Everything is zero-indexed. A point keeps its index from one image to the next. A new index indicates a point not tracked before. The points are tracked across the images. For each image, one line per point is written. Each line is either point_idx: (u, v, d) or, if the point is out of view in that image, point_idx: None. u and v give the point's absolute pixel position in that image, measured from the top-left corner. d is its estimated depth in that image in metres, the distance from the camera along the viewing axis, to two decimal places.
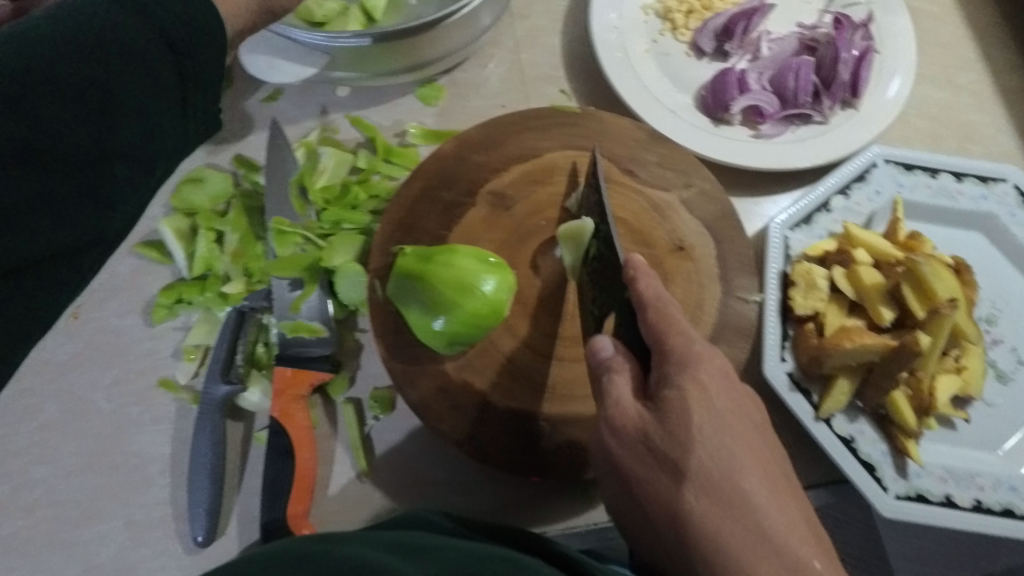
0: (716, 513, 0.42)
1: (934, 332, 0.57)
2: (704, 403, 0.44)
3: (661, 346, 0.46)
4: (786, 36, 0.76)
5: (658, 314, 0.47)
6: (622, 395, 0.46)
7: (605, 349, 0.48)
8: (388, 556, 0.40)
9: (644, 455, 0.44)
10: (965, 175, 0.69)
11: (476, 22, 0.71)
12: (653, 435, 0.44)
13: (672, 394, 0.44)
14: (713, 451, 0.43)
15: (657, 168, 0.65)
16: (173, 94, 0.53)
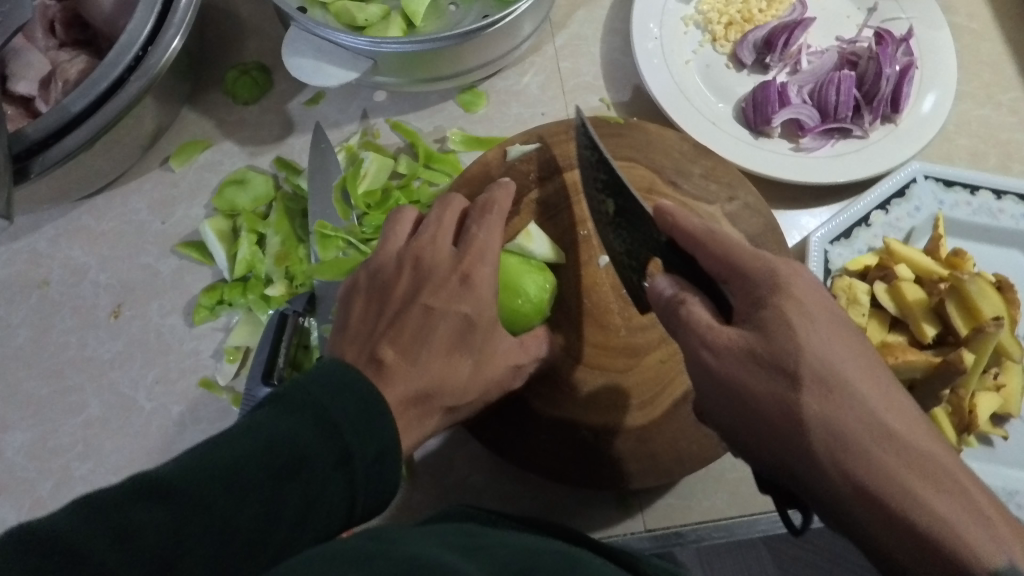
0: (838, 411, 0.42)
1: (977, 350, 0.57)
2: (801, 314, 0.44)
3: (735, 272, 0.47)
4: (826, 50, 0.76)
5: (720, 247, 0.48)
6: (714, 322, 0.46)
7: (668, 286, 0.49)
8: (451, 555, 0.37)
9: (753, 369, 0.44)
10: (1006, 192, 0.69)
11: (520, 31, 0.72)
12: (762, 347, 0.44)
13: (766, 314, 0.45)
14: (819, 349, 0.43)
15: (702, 180, 0.66)
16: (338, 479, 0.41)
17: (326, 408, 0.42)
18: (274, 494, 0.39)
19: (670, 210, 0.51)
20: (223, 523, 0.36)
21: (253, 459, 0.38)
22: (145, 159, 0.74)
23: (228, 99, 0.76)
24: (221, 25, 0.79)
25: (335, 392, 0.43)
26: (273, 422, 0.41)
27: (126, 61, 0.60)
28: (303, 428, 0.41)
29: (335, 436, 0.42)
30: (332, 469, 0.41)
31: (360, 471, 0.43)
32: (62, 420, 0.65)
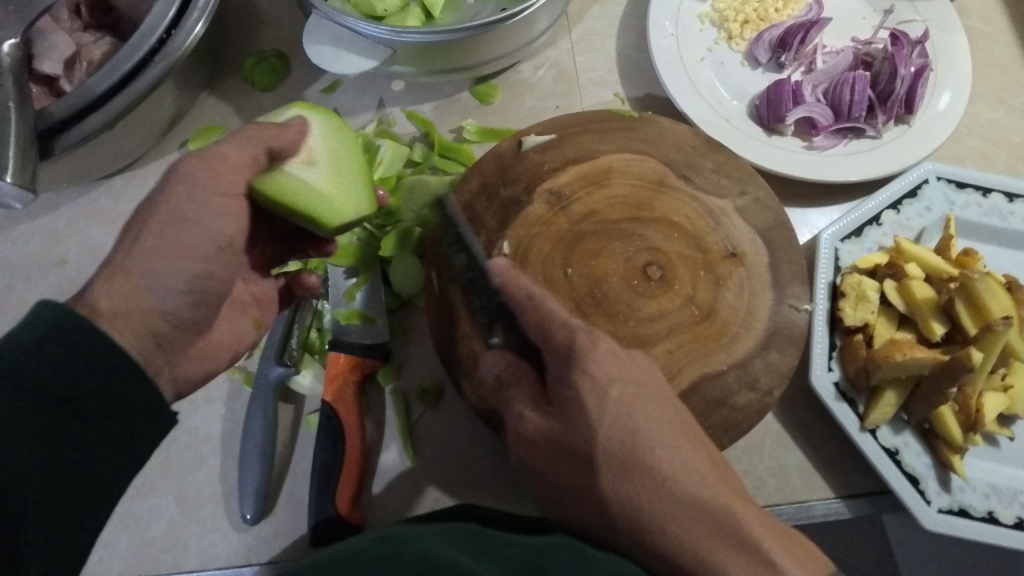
0: (625, 494, 0.46)
1: (986, 348, 0.57)
2: (596, 393, 0.49)
3: (547, 343, 0.53)
4: (841, 50, 0.76)
5: (536, 311, 0.54)
6: (527, 410, 0.52)
7: (494, 364, 0.57)
8: (461, 554, 0.39)
9: (564, 460, 0.48)
10: (1017, 195, 0.69)
11: (535, 24, 0.72)
12: (564, 434, 0.49)
13: (568, 394, 0.50)
14: (615, 430, 0.48)
15: (713, 175, 0.66)
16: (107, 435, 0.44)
17: (72, 361, 0.42)
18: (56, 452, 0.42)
19: (503, 270, 0.58)
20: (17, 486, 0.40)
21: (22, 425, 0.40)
22: (163, 143, 0.75)
23: (245, 86, 0.77)
24: (240, 13, 0.80)
25: (77, 345, 0.43)
26: (22, 391, 0.41)
27: (150, 44, 0.61)
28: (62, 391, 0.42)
29: (72, 398, 0.43)
30: (96, 426, 0.44)
31: (122, 410, 0.45)
32: None
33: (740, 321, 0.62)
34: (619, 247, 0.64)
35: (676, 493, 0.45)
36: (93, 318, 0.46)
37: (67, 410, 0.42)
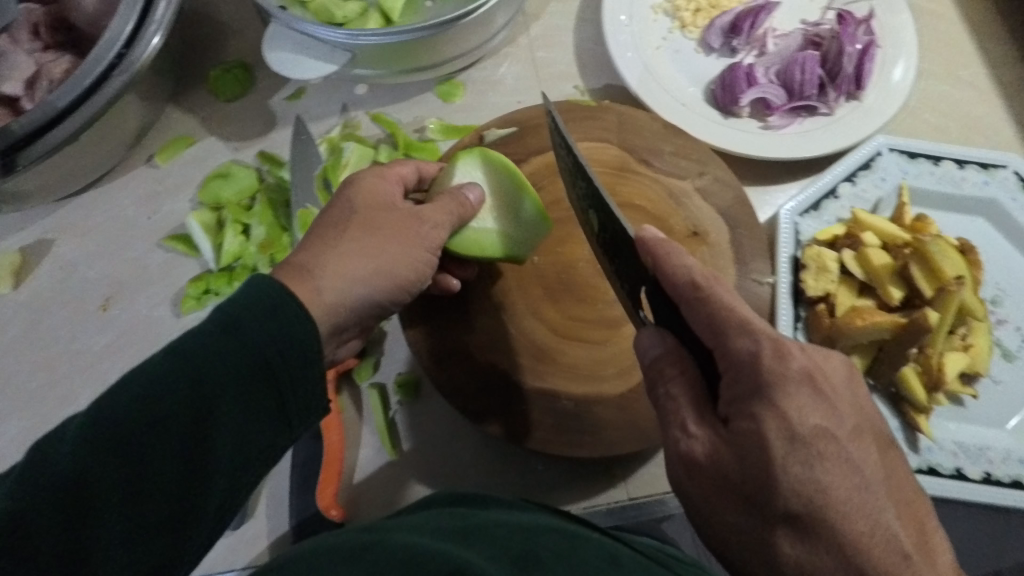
0: (804, 549, 0.39)
1: (942, 308, 0.59)
2: (786, 432, 0.39)
3: (721, 351, 0.42)
4: (791, 32, 0.79)
5: (706, 308, 0.42)
6: (688, 422, 0.42)
7: (654, 346, 0.45)
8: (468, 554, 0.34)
9: (729, 495, 0.40)
10: (967, 162, 0.72)
11: (493, 21, 0.74)
12: (743, 463, 0.39)
13: (748, 425, 0.40)
14: (805, 473, 0.38)
15: (673, 157, 0.68)
16: (264, 401, 0.40)
17: (255, 316, 0.40)
18: (210, 406, 0.38)
19: (653, 247, 0.44)
20: (142, 438, 0.36)
21: (166, 377, 0.38)
22: (131, 157, 0.75)
23: (211, 97, 0.78)
24: (203, 26, 0.81)
25: (258, 319, 0.40)
26: (183, 363, 0.38)
27: (109, 58, 0.62)
28: (219, 338, 0.40)
29: (271, 370, 0.40)
30: (261, 393, 0.40)
31: (298, 379, 0.41)
32: (55, 411, 0.66)
33: None
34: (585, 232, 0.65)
35: (874, 575, 0.37)
36: (231, 332, 0.40)
37: (257, 370, 0.40)
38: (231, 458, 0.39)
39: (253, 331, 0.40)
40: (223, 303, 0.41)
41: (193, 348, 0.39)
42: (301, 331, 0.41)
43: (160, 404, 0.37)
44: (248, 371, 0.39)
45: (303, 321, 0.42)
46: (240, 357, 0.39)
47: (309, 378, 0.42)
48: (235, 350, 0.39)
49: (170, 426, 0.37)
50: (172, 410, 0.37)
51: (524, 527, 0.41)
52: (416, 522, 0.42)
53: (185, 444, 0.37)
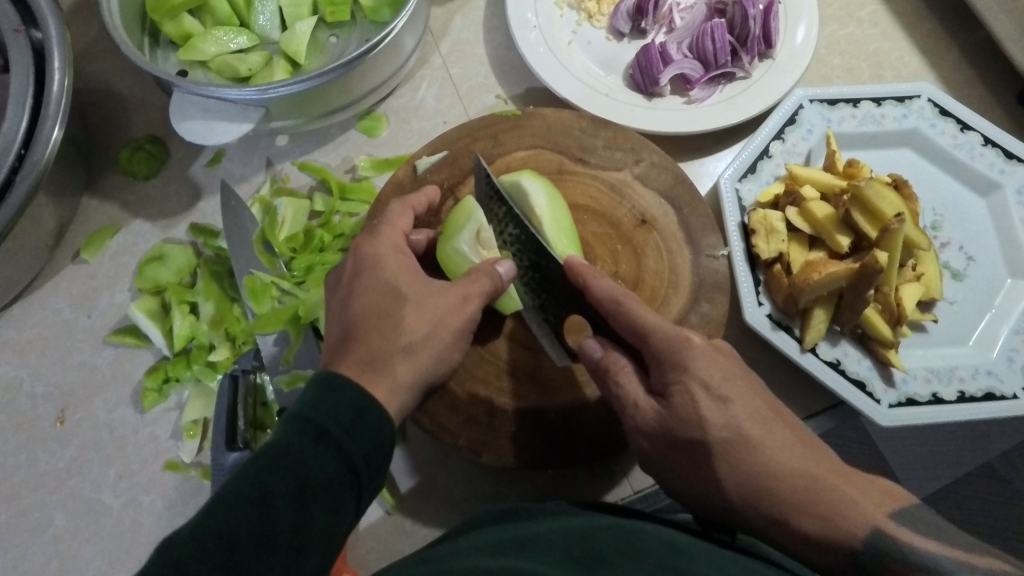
0: (735, 467, 0.46)
1: (889, 248, 0.61)
2: (705, 387, 0.48)
3: (644, 343, 0.51)
4: (694, 4, 0.80)
5: (626, 317, 0.51)
6: (634, 396, 0.51)
7: (596, 350, 0.54)
8: (511, 559, 0.37)
9: (676, 446, 0.49)
10: (884, 99, 0.74)
11: (402, 48, 0.72)
12: (678, 423, 0.48)
13: (675, 386, 0.48)
14: (725, 416, 0.47)
15: (607, 151, 0.68)
16: (350, 496, 0.40)
17: (340, 415, 0.41)
18: (308, 509, 0.38)
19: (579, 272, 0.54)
20: (249, 549, 0.35)
21: (266, 483, 0.37)
22: (55, 258, 0.71)
23: (126, 178, 0.74)
24: (103, 106, 0.77)
25: (336, 410, 0.42)
26: (283, 464, 0.38)
27: (9, 164, 0.59)
28: (313, 440, 0.40)
29: (352, 463, 0.41)
30: (346, 487, 0.40)
31: (376, 475, 0.42)
32: (30, 541, 0.62)
33: (666, 283, 0.63)
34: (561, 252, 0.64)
35: (793, 473, 0.45)
36: (319, 416, 0.41)
37: (344, 468, 0.40)
38: (324, 560, 0.39)
39: (335, 421, 0.41)
40: (302, 403, 0.42)
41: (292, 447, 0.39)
42: (380, 416, 0.43)
43: (264, 510, 0.37)
44: (339, 470, 0.40)
45: (379, 418, 0.43)
46: (331, 455, 0.40)
47: (382, 461, 0.43)
48: (326, 450, 0.40)
49: (274, 530, 0.36)
50: (272, 517, 0.37)
51: (581, 530, 0.42)
52: (473, 544, 0.42)
53: (287, 552, 0.37)
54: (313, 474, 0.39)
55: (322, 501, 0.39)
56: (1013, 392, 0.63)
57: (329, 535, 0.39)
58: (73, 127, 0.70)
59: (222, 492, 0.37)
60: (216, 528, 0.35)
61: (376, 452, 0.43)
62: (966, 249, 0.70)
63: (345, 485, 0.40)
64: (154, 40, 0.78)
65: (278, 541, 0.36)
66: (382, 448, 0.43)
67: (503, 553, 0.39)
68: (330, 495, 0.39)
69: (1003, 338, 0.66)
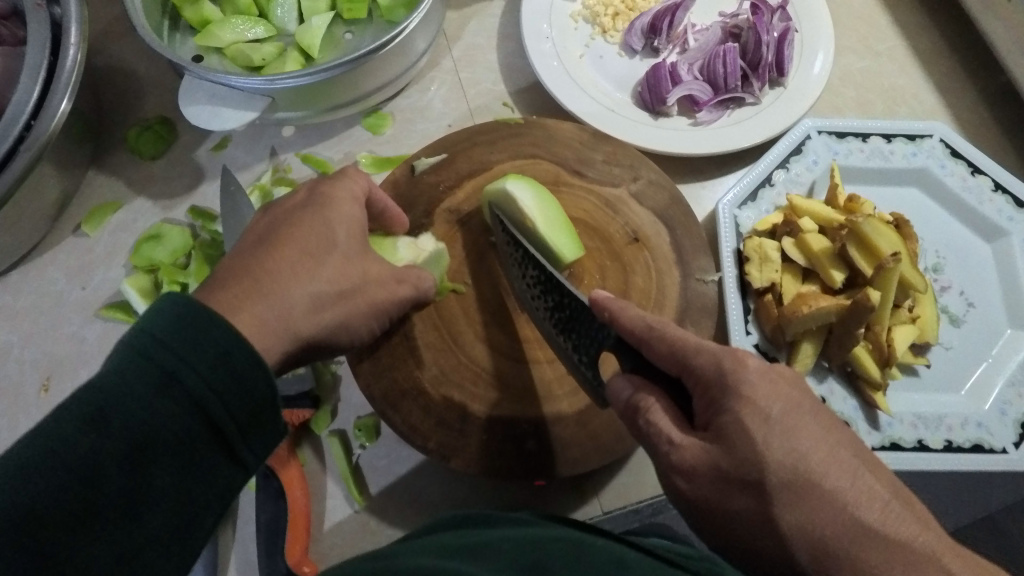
0: (797, 509, 0.38)
1: (883, 286, 0.60)
2: (762, 417, 0.40)
3: (686, 368, 0.43)
4: (709, 26, 0.80)
5: (664, 341, 0.44)
6: (673, 434, 0.42)
7: (625, 388, 0.44)
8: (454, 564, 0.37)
9: (727, 488, 0.40)
10: (894, 135, 0.73)
11: (412, 48, 0.72)
12: (737, 453, 0.39)
13: (727, 418, 0.40)
14: (789, 449, 0.39)
15: (605, 165, 0.68)
16: (206, 445, 0.35)
17: (196, 360, 0.35)
18: (145, 470, 0.34)
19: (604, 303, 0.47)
20: (74, 503, 0.32)
21: (91, 442, 0.33)
22: (56, 228, 0.73)
23: (133, 157, 0.76)
24: (118, 84, 0.79)
25: (185, 352, 0.35)
26: (114, 414, 0.33)
27: (15, 133, 0.60)
28: (157, 389, 0.34)
29: (208, 412, 0.35)
30: (201, 436, 0.35)
31: (246, 425, 0.37)
32: None
33: (653, 303, 0.63)
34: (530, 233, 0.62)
35: (872, 527, 0.38)
36: (161, 360, 0.34)
37: (195, 418, 0.35)
38: (176, 510, 0.35)
39: (183, 364, 0.35)
40: (148, 336, 0.35)
41: (127, 394, 0.34)
42: (245, 360, 0.36)
43: (86, 471, 0.32)
44: (188, 425, 0.35)
45: (247, 362, 0.36)
46: (177, 403, 0.34)
47: (254, 406, 0.37)
48: (173, 402, 0.34)
49: (103, 485, 0.33)
50: (99, 472, 0.33)
51: (527, 539, 0.41)
52: (425, 544, 0.42)
53: (121, 506, 0.33)
54: (153, 426, 0.34)
55: (164, 454, 0.34)
56: (1003, 446, 0.62)
57: (181, 486, 0.35)
58: (85, 101, 0.71)
59: (35, 443, 0.33)
60: (29, 485, 0.32)
61: (245, 398, 0.36)
62: (967, 295, 0.68)
63: (199, 434, 0.35)
64: (174, 24, 0.79)
65: (109, 495, 0.33)
66: (251, 392, 0.36)
67: (451, 555, 0.39)
68: (175, 447, 0.34)
69: (998, 389, 0.64)
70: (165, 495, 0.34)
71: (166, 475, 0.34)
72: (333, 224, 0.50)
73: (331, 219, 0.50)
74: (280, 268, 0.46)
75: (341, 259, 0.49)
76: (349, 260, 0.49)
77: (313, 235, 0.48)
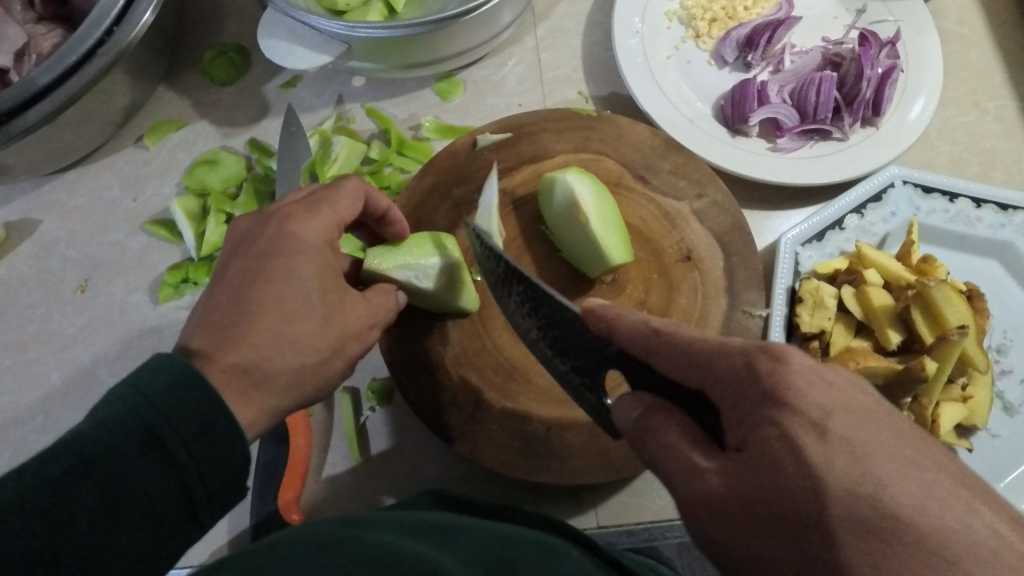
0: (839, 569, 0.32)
1: (941, 358, 0.56)
2: (815, 427, 0.34)
3: (707, 375, 0.38)
4: (810, 50, 0.75)
5: (671, 347, 0.40)
6: (696, 457, 0.37)
7: (632, 406, 0.41)
8: (419, 545, 0.37)
9: (765, 530, 0.34)
10: (984, 201, 0.68)
11: (497, 19, 0.70)
12: (770, 485, 0.34)
13: (763, 434, 0.35)
14: (846, 469, 0.33)
15: (671, 176, 0.65)
16: (175, 508, 0.37)
17: (182, 423, 0.37)
18: (109, 528, 0.34)
19: (604, 309, 0.43)
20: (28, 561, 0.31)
21: (65, 492, 0.33)
22: (120, 135, 0.74)
23: (205, 80, 0.76)
24: (203, 5, 0.79)
25: (174, 413, 0.37)
26: (92, 471, 0.34)
27: (94, 36, 0.60)
28: (141, 448, 0.36)
29: (183, 479, 0.37)
30: (173, 500, 0.36)
31: (215, 494, 0.38)
32: (22, 391, 0.65)
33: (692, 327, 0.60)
34: (582, 216, 0.59)
35: None
36: (149, 418, 0.36)
37: (171, 481, 0.36)
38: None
39: (170, 429, 0.36)
40: (144, 397, 0.36)
41: (108, 452, 0.35)
42: (231, 430, 0.39)
43: (56, 522, 0.32)
44: (161, 488, 0.36)
45: (228, 430, 0.39)
46: (157, 467, 0.36)
47: (227, 475, 0.39)
48: (153, 462, 0.36)
49: (64, 544, 0.33)
50: (63, 529, 0.33)
51: (504, 537, 0.40)
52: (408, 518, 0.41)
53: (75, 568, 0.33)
54: (129, 485, 0.35)
55: (132, 515, 0.35)
56: None
57: (142, 547, 0.35)
58: (168, 16, 0.72)
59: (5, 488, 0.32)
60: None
61: (222, 467, 0.38)
62: None
63: (172, 498, 0.36)
64: None
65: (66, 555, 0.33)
66: (228, 459, 0.38)
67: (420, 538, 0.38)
68: (145, 509, 0.35)
69: None
70: (121, 558, 0.34)
71: (130, 535, 0.35)
72: (310, 284, 0.48)
73: (308, 276, 0.48)
74: (264, 342, 0.45)
75: (321, 325, 0.48)
76: (330, 323, 0.49)
77: (283, 280, 0.47)
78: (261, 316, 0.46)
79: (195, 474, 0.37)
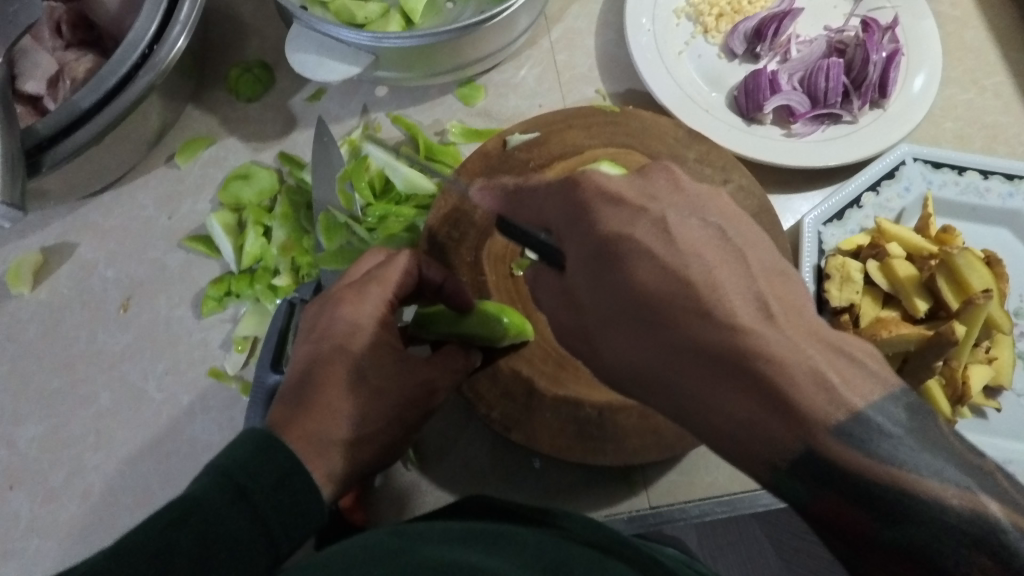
0: (632, 333, 0.40)
1: (969, 322, 0.59)
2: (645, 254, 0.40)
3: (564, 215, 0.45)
4: (815, 39, 0.78)
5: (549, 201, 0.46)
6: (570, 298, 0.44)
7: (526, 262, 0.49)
8: (474, 552, 0.38)
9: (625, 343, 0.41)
10: (992, 172, 0.71)
11: (514, 25, 0.73)
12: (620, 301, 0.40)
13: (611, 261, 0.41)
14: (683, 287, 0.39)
15: (697, 164, 0.67)
16: (261, 549, 0.40)
17: (263, 476, 0.42)
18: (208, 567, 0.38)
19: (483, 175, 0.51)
20: None
21: (170, 538, 0.37)
22: (151, 156, 0.75)
23: (230, 96, 0.77)
24: (222, 25, 0.80)
25: (256, 466, 0.43)
26: (193, 520, 0.38)
27: (134, 58, 0.61)
28: (230, 499, 0.41)
29: (265, 524, 0.41)
30: (259, 545, 0.40)
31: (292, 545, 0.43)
32: (75, 412, 0.66)
33: None
34: None
35: None
36: (236, 475, 0.42)
37: (259, 528, 0.41)
38: None
39: (253, 479, 0.42)
40: (230, 460, 0.42)
41: (204, 504, 0.40)
42: (305, 479, 0.44)
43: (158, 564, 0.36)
44: (250, 532, 0.40)
45: (305, 483, 0.44)
46: (245, 516, 0.40)
47: (300, 523, 0.43)
48: (241, 511, 0.40)
49: None
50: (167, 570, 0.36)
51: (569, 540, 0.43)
52: (454, 528, 0.43)
53: None
54: (221, 532, 0.39)
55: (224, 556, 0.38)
56: None
57: None
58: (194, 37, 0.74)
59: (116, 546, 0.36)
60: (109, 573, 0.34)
61: (294, 513, 0.43)
62: None
63: (259, 545, 0.40)
64: None
65: None
66: (301, 503, 0.43)
67: (482, 543, 0.40)
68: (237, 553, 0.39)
69: None
70: None
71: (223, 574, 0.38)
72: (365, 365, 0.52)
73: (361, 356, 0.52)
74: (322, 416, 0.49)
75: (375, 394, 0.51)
76: (382, 391, 0.52)
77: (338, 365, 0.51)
78: (319, 387, 0.50)
79: (276, 520, 0.42)
